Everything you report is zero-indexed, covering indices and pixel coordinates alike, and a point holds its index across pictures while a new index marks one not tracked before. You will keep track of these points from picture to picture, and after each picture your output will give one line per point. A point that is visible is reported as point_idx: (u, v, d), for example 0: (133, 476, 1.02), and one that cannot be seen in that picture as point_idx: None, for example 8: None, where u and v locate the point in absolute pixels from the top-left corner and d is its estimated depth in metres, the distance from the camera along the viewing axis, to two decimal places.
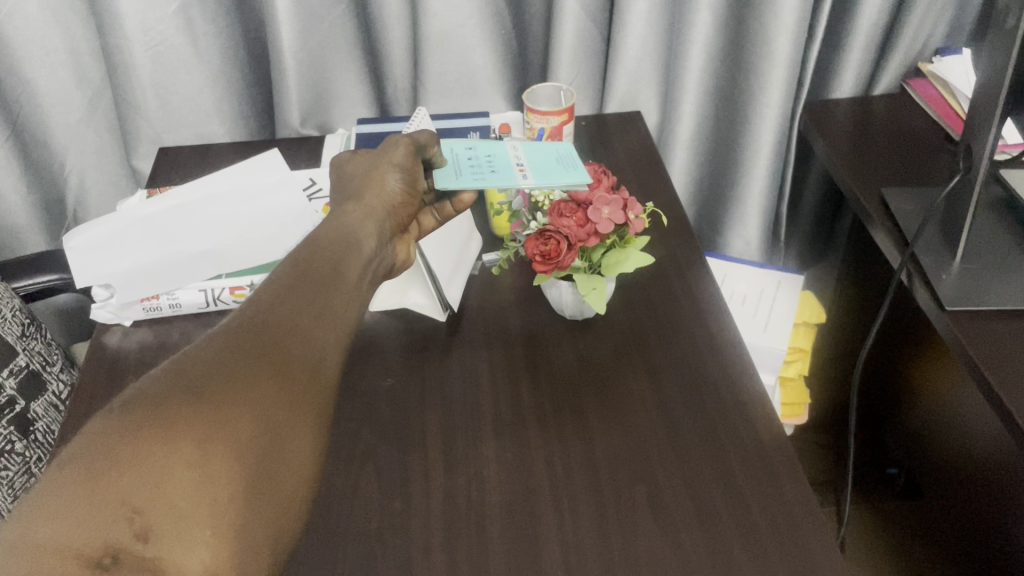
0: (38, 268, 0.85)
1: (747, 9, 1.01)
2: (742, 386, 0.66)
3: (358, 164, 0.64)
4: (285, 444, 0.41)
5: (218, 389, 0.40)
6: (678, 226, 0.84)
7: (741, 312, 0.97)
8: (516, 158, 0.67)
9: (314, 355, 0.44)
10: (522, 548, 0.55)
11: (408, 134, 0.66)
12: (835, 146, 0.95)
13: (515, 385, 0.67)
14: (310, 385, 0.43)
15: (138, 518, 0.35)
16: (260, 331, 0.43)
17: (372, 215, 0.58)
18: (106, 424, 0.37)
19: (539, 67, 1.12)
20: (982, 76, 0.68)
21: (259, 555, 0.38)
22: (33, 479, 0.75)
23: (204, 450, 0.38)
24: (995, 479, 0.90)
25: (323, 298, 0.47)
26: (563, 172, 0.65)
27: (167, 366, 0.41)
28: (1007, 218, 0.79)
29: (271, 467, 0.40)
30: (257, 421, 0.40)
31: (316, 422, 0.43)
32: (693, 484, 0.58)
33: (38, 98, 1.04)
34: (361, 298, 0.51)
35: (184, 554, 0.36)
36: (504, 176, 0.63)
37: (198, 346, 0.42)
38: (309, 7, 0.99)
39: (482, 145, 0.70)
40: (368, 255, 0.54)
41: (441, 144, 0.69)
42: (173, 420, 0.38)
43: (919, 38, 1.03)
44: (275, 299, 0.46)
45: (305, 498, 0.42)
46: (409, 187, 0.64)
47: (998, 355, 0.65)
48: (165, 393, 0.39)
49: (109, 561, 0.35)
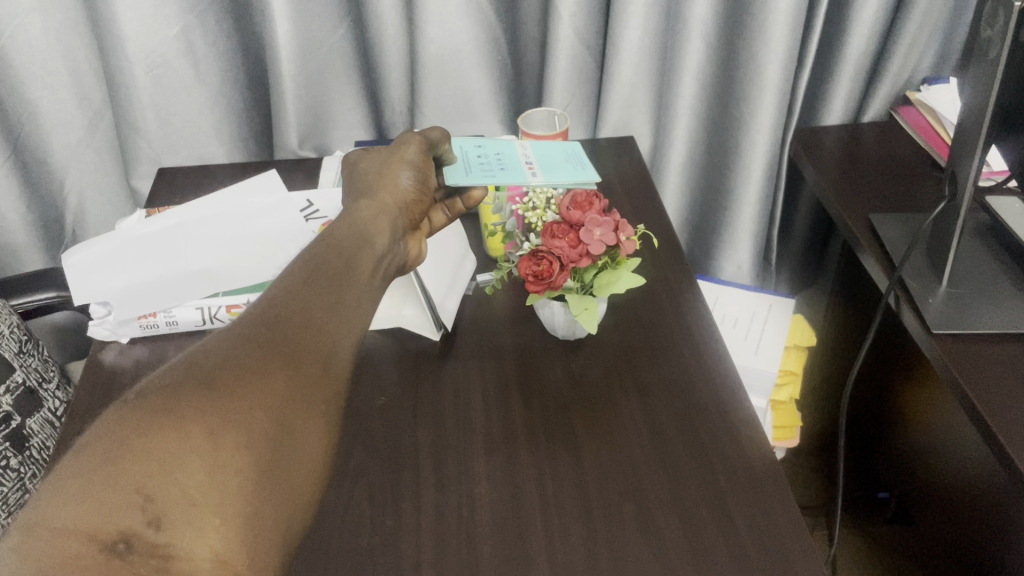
0: (35, 286, 0.85)
1: (737, 37, 1.04)
2: (732, 406, 0.67)
3: (371, 163, 0.66)
4: (296, 434, 0.41)
5: (228, 380, 0.40)
6: (668, 248, 0.86)
7: (732, 334, 0.98)
8: (525, 156, 0.71)
9: (324, 350, 0.45)
10: (513, 564, 0.55)
11: (420, 132, 0.68)
12: (824, 172, 0.97)
13: (507, 405, 0.68)
14: (321, 379, 0.44)
15: (150, 506, 0.36)
16: (273, 324, 0.44)
17: (385, 213, 0.59)
18: (121, 414, 0.38)
19: (533, 91, 1.14)
20: (966, 105, 0.70)
21: (268, 547, 0.38)
22: (27, 495, 0.75)
23: (214, 439, 0.38)
24: (992, 517, 0.89)
25: (336, 293, 0.48)
26: (572, 172, 0.69)
27: (180, 359, 0.42)
28: (994, 243, 0.81)
29: (281, 456, 0.40)
30: (269, 411, 0.41)
31: (326, 415, 0.43)
32: (682, 506, 0.59)
33: (39, 119, 1.06)
34: (372, 294, 0.52)
35: (193, 540, 0.36)
36: (516, 173, 0.67)
37: (212, 339, 0.43)
38: (310, 33, 1.01)
39: (491, 143, 0.73)
40: (380, 251, 0.55)
41: (451, 142, 0.73)
42: (185, 410, 0.39)
43: (906, 67, 1.06)
44: (288, 294, 0.46)
45: (315, 492, 0.42)
46: (421, 184, 0.65)
47: (984, 379, 0.66)
48: (178, 384, 0.40)
49: (122, 546, 0.35)
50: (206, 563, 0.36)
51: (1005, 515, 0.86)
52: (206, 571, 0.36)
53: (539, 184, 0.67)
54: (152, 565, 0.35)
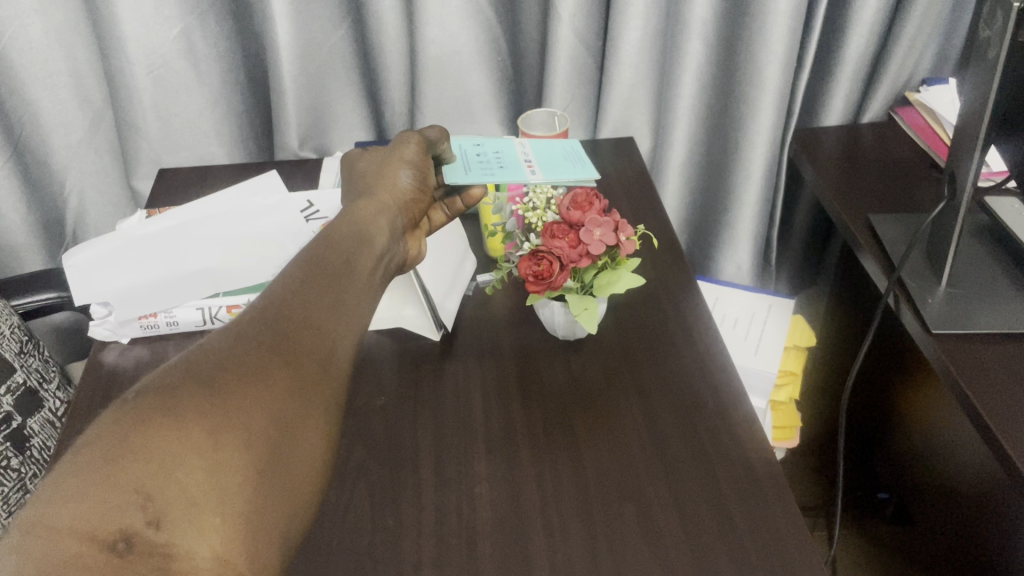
0: (36, 286, 0.85)
1: (737, 37, 1.04)
2: (731, 405, 0.67)
3: (370, 163, 0.66)
4: (297, 433, 0.41)
5: (228, 379, 0.41)
6: (668, 248, 0.86)
7: (732, 335, 0.98)
8: (524, 154, 0.71)
9: (325, 350, 0.45)
10: (513, 563, 0.55)
11: (419, 132, 0.68)
12: (824, 173, 0.97)
13: (507, 405, 0.68)
14: (321, 378, 0.44)
15: (150, 504, 0.36)
16: (273, 324, 0.44)
17: (384, 212, 0.60)
18: (121, 413, 0.38)
19: (533, 91, 1.14)
20: (965, 105, 0.70)
21: (269, 545, 0.38)
22: (27, 495, 0.75)
23: (215, 438, 0.38)
24: (992, 516, 0.89)
25: (336, 292, 0.48)
26: (571, 168, 0.70)
27: (180, 358, 0.42)
28: (993, 243, 0.81)
29: (282, 455, 0.40)
30: (269, 409, 0.41)
31: (327, 414, 0.43)
32: (682, 506, 0.59)
33: (39, 120, 1.06)
34: (372, 293, 0.52)
35: (194, 539, 0.36)
36: (515, 171, 0.67)
37: (211, 339, 0.43)
38: (310, 33, 1.01)
39: (490, 142, 0.74)
40: (379, 251, 0.55)
41: (451, 142, 0.73)
42: (184, 408, 0.39)
43: (906, 67, 1.06)
44: (289, 293, 0.47)
45: (316, 490, 0.42)
46: (420, 183, 0.65)
47: (984, 378, 0.66)
48: (177, 383, 0.40)
49: (122, 545, 0.35)
50: (206, 562, 0.36)
51: (1005, 515, 0.86)
52: (207, 570, 0.36)
53: (538, 182, 0.67)
54: (152, 565, 0.35)
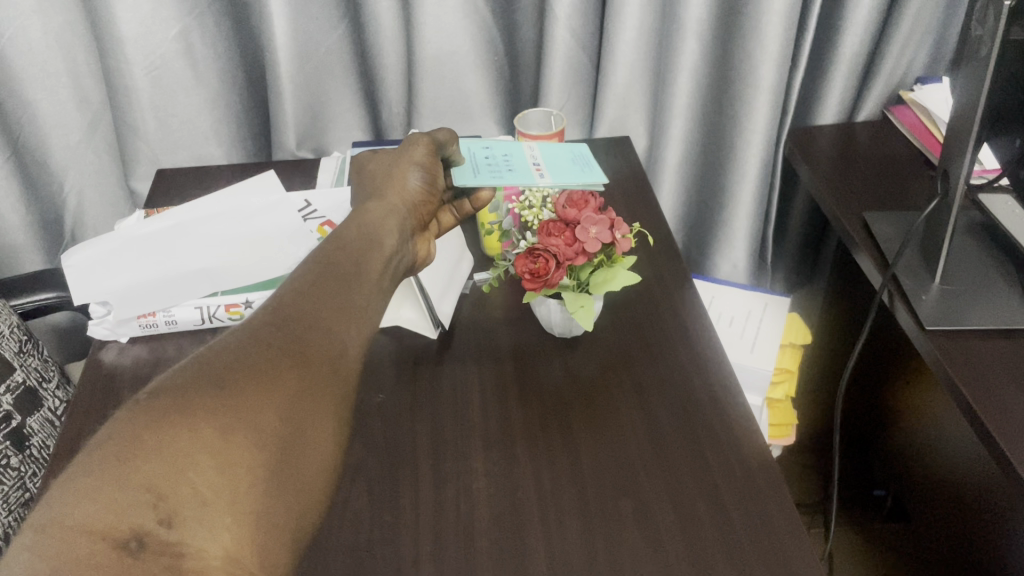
0: (35, 286, 0.85)
1: (733, 36, 1.05)
2: (727, 402, 0.68)
3: (380, 163, 0.67)
4: (306, 432, 0.42)
5: (239, 380, 0.41)
6: (664, 247, 0.86)
7: (728, 333, 0.99)
8: (532, 158, 0.71)
9: (334, 350, 0.45)
10: (510, 558, 0.56)
11: (428, 134, 0.69)
12: (818, 171, 0.98)
13: (505, 404, 0.68)
14: (332, 377, 0.44)
15: (162, 504, 0.37)
16: (284, 325, 0.45)
17: (393, 214, 0.60)
18: (133, 413, 0.39)
19: (530, 91, 1.15)
20: (958, 103, 0.70)
21: (279, 544, 0.39)
22: (27, 494, 0.75)
23: (225, 437, 0.39)
24: (990, 514, 0.89)
25: (346, 293, 0.49)
26: (579, 173, 0.70)
27: (191, 359, 0.42)
28: (986, 240, 0.82)
29: (291, 455, 0.41)
30: (279, 409, 0.41)
31: (336, 413, 0.44)
32: (676, 497, 0.60)
33: (38, 121, 1.06)
34: (382, 294, 0.53)
35: (206, 538, 0.37)
36: (522, 175, 0.67)
37: (223, 339, 0.44)
38: (308, 33, 1.01)
39: (497, 144, 0.74)
40: (388, 252, 0.56)
41: (460, 144, 0.73)
42: (195, 408, 0.39)
43: (899, 66, 1.07)
44: (299, 294, 0.47)
45: (325, 490, 0.42)
46: (429, 185, 0.66)
47: (975, 373, 0.67)
48: (189, 383, 0.40)
49: (135, 544, 0.35)
50: (217, 561, 0.36)
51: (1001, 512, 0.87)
52: (218, 569, 0.36)
53: (544, 185, 0.67)
54: (163, 564, 0.36)
